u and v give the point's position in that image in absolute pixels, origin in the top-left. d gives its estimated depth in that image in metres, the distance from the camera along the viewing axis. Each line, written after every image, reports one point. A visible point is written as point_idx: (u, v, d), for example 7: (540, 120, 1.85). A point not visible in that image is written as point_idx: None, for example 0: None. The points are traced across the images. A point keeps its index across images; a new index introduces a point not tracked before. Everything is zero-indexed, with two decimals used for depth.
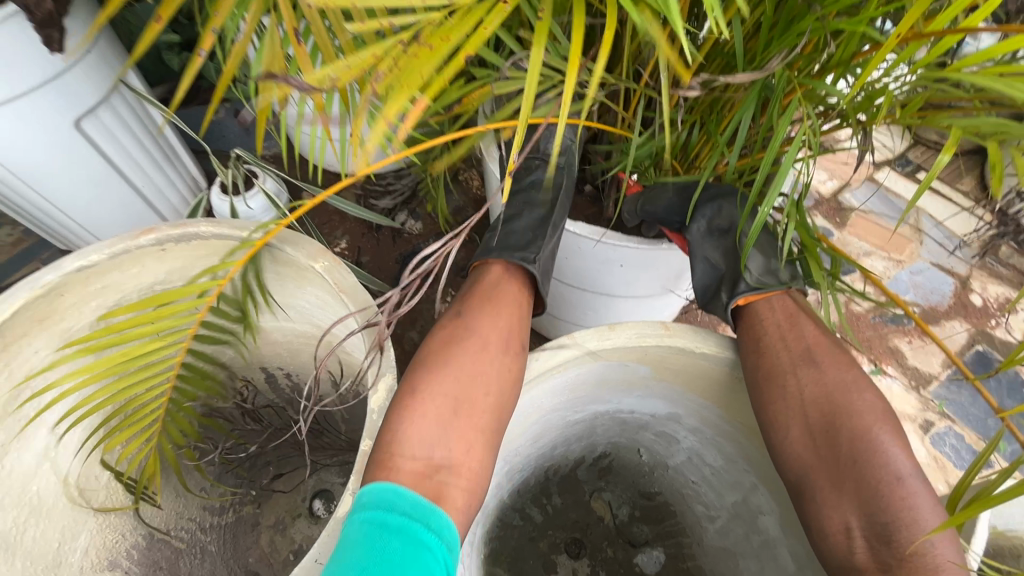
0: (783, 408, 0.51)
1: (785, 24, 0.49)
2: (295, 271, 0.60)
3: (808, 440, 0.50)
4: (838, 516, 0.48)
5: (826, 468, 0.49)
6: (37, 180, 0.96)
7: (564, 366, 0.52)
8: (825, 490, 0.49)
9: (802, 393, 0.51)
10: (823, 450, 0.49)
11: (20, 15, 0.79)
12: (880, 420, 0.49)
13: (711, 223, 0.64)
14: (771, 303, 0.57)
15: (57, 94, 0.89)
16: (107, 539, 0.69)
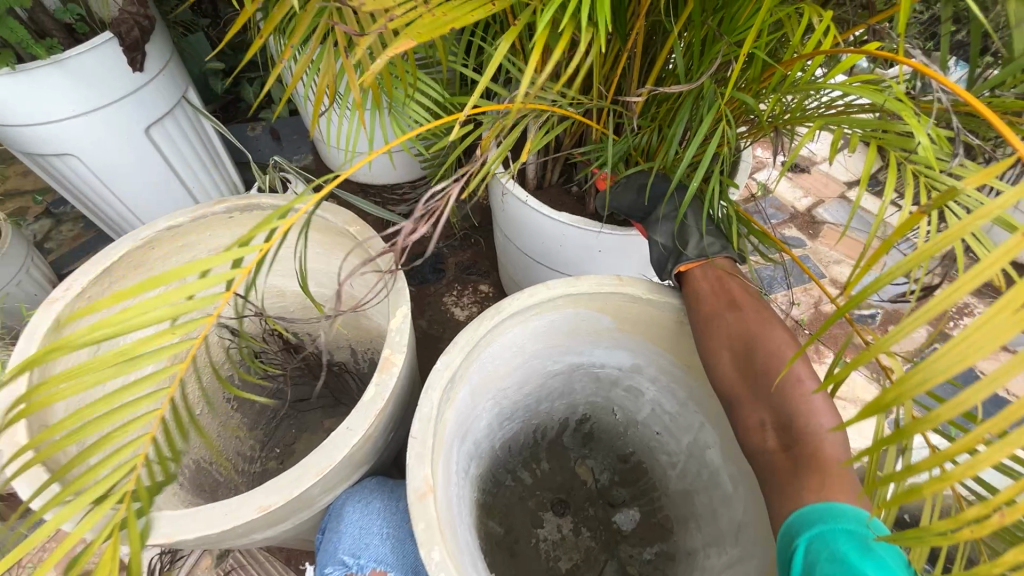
0: (716, 340, 0.64)
1: (708, 45, 0.64)
2: (332, 238, 0.75)
3: (734, 363, 0.63)
4: (755, 416, 0.61)
5: (749, 384, 0.62)
6: (110, 175, 1.14)
7: (542, 302, 0.66)
8: (748, 400, 0.62)
9: (731, 329, 0.64)
10: (746, 370, 0.62)
11: (114, 41, 0.98)
12: (788, 345, 0.62)
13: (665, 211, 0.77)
14: (707, 265, 0.71)
15: (134, 105, 1.08)
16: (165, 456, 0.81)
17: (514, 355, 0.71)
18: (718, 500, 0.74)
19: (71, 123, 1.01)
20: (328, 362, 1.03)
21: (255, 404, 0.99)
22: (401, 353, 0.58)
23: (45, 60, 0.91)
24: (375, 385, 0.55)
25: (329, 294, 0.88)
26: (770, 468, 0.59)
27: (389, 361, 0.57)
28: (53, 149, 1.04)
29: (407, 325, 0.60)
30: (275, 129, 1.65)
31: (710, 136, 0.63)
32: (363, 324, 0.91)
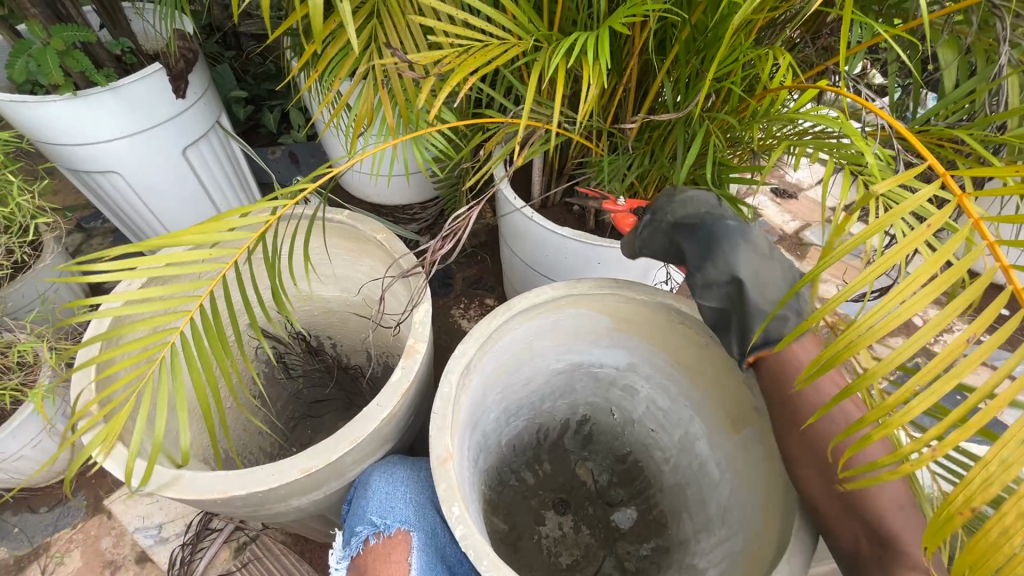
0: (798, 440, 0.59)
1: (692, 80, 0.74)
2: (358, 245, 0.84)
3: (820, 467, 0.57)
4: (848, 530, 0.53)
5: (835, 491, 0.55)
6: (148, 191, 1.23)
7: (545, 303, 0.74)
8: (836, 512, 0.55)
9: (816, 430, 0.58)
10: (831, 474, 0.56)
11: (161, 71, 1.08)
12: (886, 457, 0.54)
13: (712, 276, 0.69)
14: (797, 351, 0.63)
15: (176, 128, 1.18)
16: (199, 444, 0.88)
17: (519, 351, 0.79)
18: (708, 488, 0.80)
19: (118, 144, 1.11)
20: (346, 365, 1.09)
21: (278, 403, 1.07)
22: (423, 342, 0.66)
23: (101, 88, 1.02)
24: (402, 369, 0.64)
25: (351, 298, 0.96)
26: None
27: (413, 349, 0.65)
28: (99, 167, 1.14)
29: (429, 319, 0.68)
30: (295, 153, 1.76)
31: (693, 156, 0.71)
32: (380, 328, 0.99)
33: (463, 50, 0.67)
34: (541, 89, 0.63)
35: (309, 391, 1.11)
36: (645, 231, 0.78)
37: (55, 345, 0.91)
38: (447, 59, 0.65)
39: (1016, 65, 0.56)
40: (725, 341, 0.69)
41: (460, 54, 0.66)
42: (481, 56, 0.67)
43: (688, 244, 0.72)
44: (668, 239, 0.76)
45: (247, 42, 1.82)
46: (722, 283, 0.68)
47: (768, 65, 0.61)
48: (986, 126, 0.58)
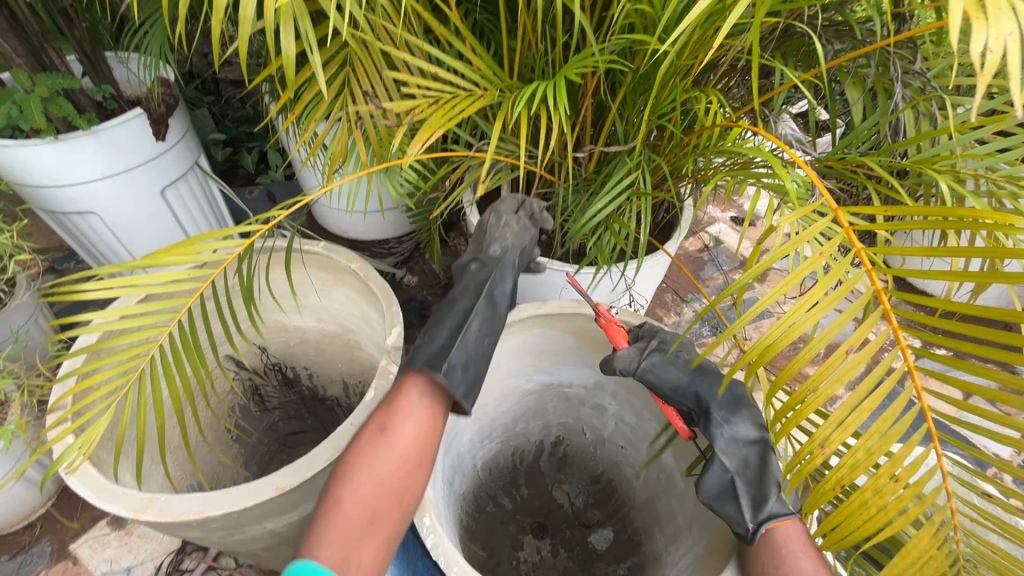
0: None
1: (639, 118, 0.81)
2: (334, 275, 0.88)
3: None
4: None
5: None
6: (126, 229, 1.26)
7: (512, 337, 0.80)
8: None
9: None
10: None
11: (144, 115, 1.13)
12: None
13: (735, 434, 0.69)
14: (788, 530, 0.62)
15: (155, 169, 1.21)
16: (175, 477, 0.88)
17: (488, 373, 0.82)
18: (675, 499, 0.83)
19: (98, 185, 1.14)
20: (322, 396, 1.10)
21: (253, 436, 1.06)
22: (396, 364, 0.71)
23: (84, 131, 1.05)
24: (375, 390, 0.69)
25: (327, 328, 0.99)
26: None
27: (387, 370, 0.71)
28: (77, 207, 1.17)
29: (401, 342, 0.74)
30: (272, 192, 1.81)
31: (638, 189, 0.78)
32: (356, 357, 1.01)
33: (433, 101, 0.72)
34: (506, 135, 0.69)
35: (286, 423, 1.09)
36: (661, 368, 0.73)
37: (27, 383, 0.91)
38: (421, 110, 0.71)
39: (909, 102, 0.65)
40: (735, 509, 0.64)
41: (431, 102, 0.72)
42: (450, 110, 0.72)
43: (716, 407, 0.70)
44: (688, 391, 0.73)
45: (226, 88, 1.89)
46: (746, 443, 0.68)
47: (701, 104, 0.68)
48: (891, 155, 0.66)
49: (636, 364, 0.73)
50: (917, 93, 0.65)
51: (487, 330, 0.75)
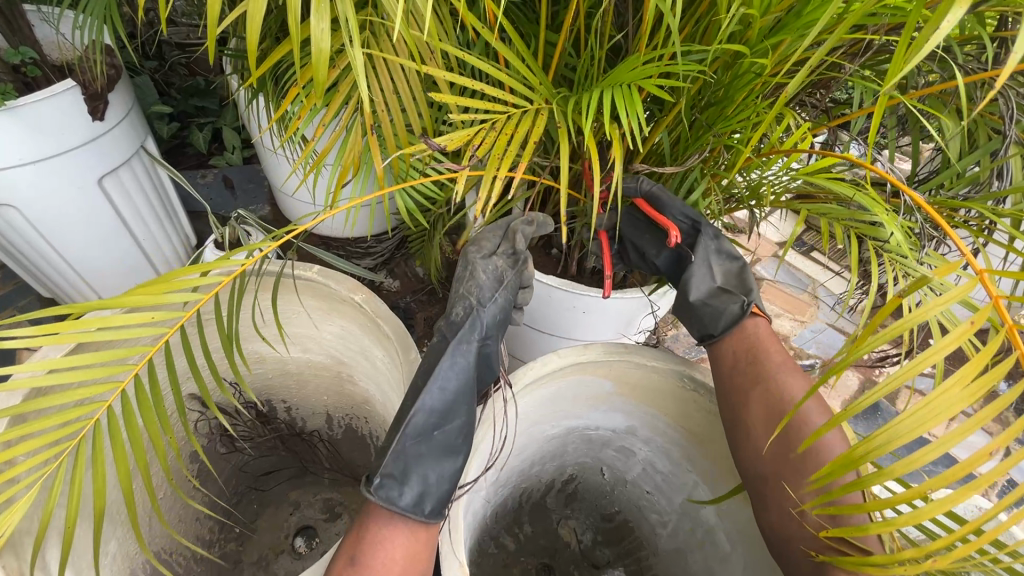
0: (727, 344, 0.70)
1: (693, 136, 0.72)
2: (329, 303, 0.73)
3: (734, 362, 0.68)
4: (744, 409, 0.64)
5: (733, 377, 0.67)
6: (56, 229, 1.04)
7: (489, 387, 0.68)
8: (733, 394, 0.66)
9: (745, 339, 0.69)
10: (743, 367, 0.67)
11: (76, 89, 0.91)
12: (795, 381, 0.64)
13: (720, 248, 0.73)
14: (756, 322, 0.70)
15: (91, 154, 1.00)
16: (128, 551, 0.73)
17: (519, 425, 0.72)
18: (715, 560, 0.76)
19: (16, 173, 0.92)
20: (300, 429, 0.97)
21: (218, 480, 0.91)
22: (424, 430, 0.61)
23: None
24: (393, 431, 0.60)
25: (314, 358, 0.85)
26: (758, 473, 0.62)
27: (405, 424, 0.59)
28: None
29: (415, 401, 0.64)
30: (229, 177, 1.59)
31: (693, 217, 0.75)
32: (347, 390, 0.88)
33: (491, 125, 0.60)
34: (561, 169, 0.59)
35: (258, 462, 0.97)
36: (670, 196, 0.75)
37: None
38: (476, 138, 0.59)
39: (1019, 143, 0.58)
40: (727, 297, 0.71)
41: (488, 121, 0.60)
42: (512, 130, 0.60)
43: (696, 221, 0.74)
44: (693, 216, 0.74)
45: (171, 52, 1.61)
46: (728, 253, 0.73)
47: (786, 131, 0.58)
48: (991, 200, 0.60)
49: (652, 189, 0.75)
50: (1023, 133, 0.59)
51: (439, 413, 0.60)
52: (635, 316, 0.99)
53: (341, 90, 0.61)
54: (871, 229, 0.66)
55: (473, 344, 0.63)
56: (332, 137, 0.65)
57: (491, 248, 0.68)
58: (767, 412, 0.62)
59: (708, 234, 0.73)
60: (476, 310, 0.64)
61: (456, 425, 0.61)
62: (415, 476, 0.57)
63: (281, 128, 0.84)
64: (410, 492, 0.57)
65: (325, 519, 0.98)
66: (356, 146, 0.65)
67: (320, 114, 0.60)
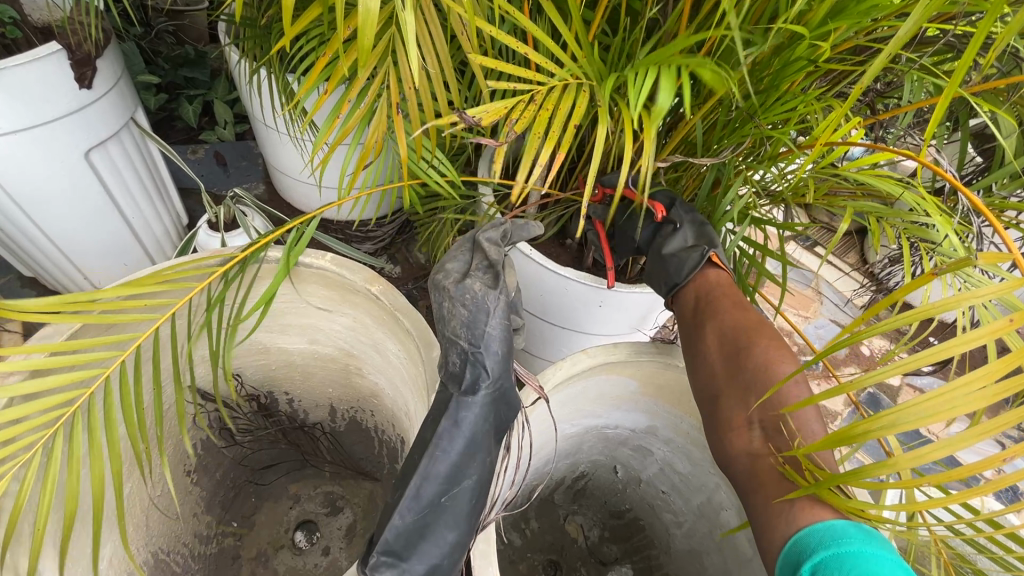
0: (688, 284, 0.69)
1: (731, 127, 0.68)
2: (342, 293, 0.69)
3: (694, 300, 0.66)
4: (700, 337, 0.62)
5: (692, 313, 0.65)
6: (40, 206, 0.98)
7: (509, 432, 0.60)
8: (690, 326, 0.64)
9: (705, 278, 0.67)
10: (701, 301, 0.65)
11: (62, 53, 0.84)
12: (753, 310, 0.62)
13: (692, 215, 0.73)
14: (720, 271, 0.68)
15: (76, 126, 0.92)
16: (126, 552, 0.70)
17: (541, 425, 0.69)
18: (734, 562, 0.75)
19: None
20: (302, 422, 0.92)
21: (216, 474, 0.87)
22: None
23: None
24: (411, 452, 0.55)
25: (321, 350, 0.81)
26: (713, 394, 0.59)
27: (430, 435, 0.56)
28: None
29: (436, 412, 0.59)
30: (220, 153, 1.51)
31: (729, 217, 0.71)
32: (354, 383, 0.84)
33: (528, 98, 0.56)
34: (602, 159, 0.56)
35: (258, 455, 0.92)
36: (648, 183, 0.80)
37: None
38: (515, 110, 0.55)
39: None
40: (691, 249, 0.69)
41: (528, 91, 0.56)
42: (551, 105, 0.56)
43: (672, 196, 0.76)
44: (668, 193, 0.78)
45: (158, 19, 1.51)
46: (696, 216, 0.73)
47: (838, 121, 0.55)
48: None
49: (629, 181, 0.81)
50: None
51: (448, 475, 0.54)
52: (652, 310, 0.95)
53: (372, 63, 0.55)
54: (924, 231, 0.63)
55: (480, 394, 0.55)
56: (357, 114, 0.61)
57: (460, 269, 0.58)
58: (720, 335, 0.60)
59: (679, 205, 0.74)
60: (472, 356, 0.55)
61: (466, 488, 0.55)
62: (417, 551, 0.53)
63: (291, 102, 0.79)
64: (413, 569, 0.52)
65: (326, 513, 0.95)
66: (380, 126, 0.61)
67: (347, 89, 0.56)
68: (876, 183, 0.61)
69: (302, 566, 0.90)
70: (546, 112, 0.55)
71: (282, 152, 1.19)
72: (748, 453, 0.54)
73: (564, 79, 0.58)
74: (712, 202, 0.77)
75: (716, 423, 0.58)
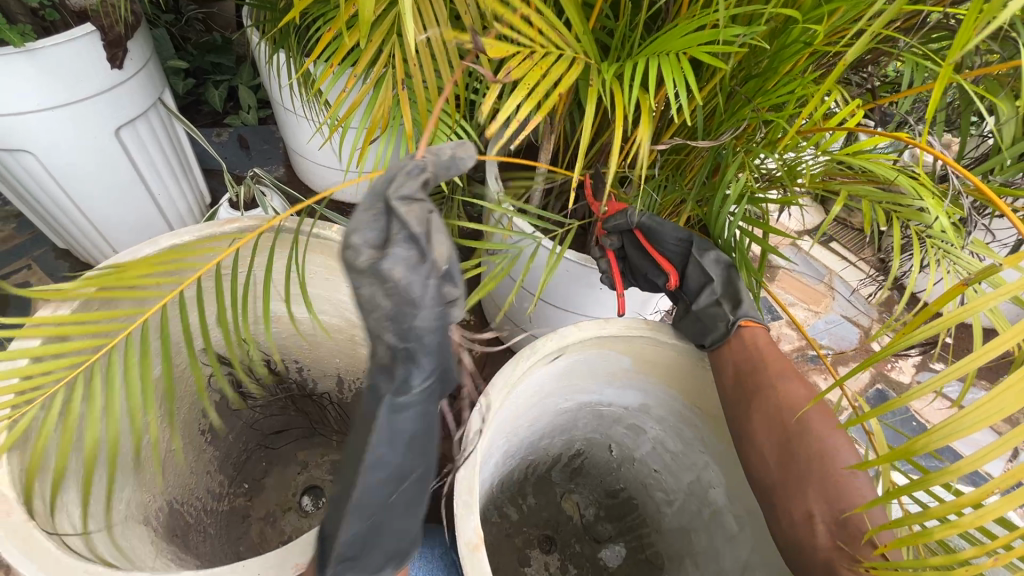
0: (721, 352, 0.69)
1: (730, 110, 0.69)
2: (348, 265, 0.73)
3: (731, 371, 0.67)
4: (750, 423, 0.64)
5: (732, 387, 0.66)
6: (73, 177, 1.03)
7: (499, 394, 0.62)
8: (734, 404, 0.66)
9: (740, 346, 0.68)
10: (740, 376, 0.66)
11: (95, 34, 0.89)
12: (796, 389, 0.64)
13: (711, 256, 0.73)
14: (753, 333, 0.68)
15: (106, 103, 0.97)
16: (143, 496, 0.74)
17: (534, 397, 0.71)
18: (720, 539, 0.77)
19: (31, 118, 0.91)
20: (311, 391, 0.97)
21: (229, 436, 0.92)
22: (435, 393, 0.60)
23: (16, 49, 0.82)
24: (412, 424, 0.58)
25: (329, 321, 0.85)
26: (770, 484, 0.63)
27: None
28: (6, 145, 0.93)
29: None
30: (243, 137, 1.57)
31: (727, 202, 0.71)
32: (360, 354, 0.87)
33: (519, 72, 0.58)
34: (598, 138, 0.57)
35: (269, 421, 0.97)
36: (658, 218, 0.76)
37: None
38: (512, 62, 0.55)
39: None
40: (718, 309, 0.70)
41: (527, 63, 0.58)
42: (536, 85, 0.58)
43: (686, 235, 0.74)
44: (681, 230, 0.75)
45: (188, 6, 1.57)
46: (717, 261, 0.73)
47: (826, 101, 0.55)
48: None
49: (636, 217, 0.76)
50: None
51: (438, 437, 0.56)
52: (653, 295, 0.97)
53: (375, 43, 0.58)
54: (919, 216, 0.63)
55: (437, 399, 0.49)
56: (361, 90, 0.63)
57: (374, 241, 0.41)
58: (773, 423, 0.63)
59: (698, 245, 0.74)
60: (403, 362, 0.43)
61: (413, 480, 0.49)
62: (379, 549, 0.50)
63: (304, 82, 0.82)
64: (374, 564, 0.51)
65: (332, 480, 1.00)
66: (384, 104, 0.63)
67: (353, 67, 0.59)
68: (871, 169, 0.61)
69: (307, 528, 0.94)
70: (538, 90, 0.57)
71: (299, 136, 1.24)
72: (818, 548, 0.57)
73: (560, 61, 0.59)
74: (710, 188, 0.77)
75: (774, 508, 0.62)
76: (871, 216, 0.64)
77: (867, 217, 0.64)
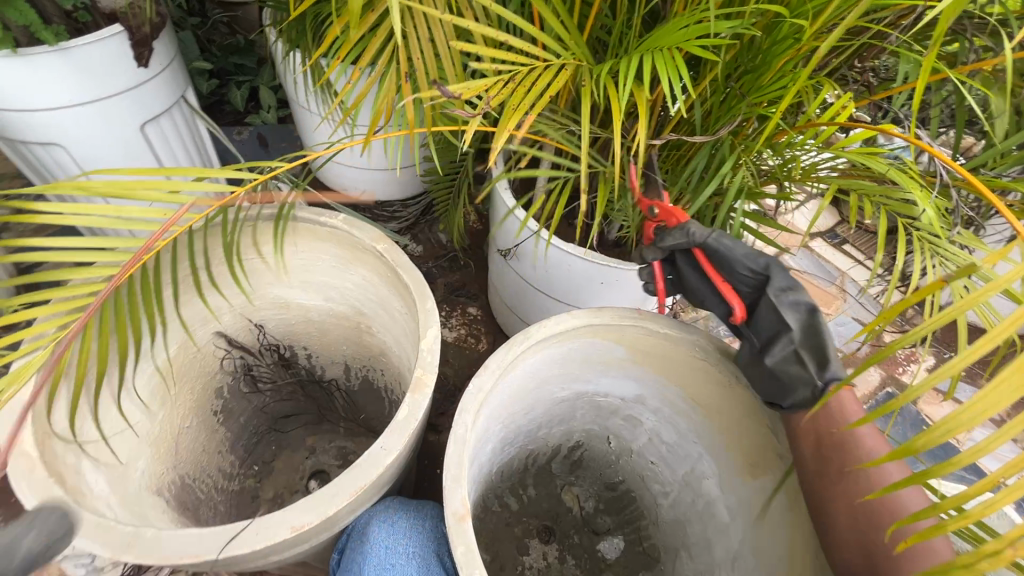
0: (801, 420, 0.64)
1: (725, 106, 0.70)
2: (353, 252, 0.76)
3: (813, 442, 0.62)
4: (833, 502, 0.59)
5: (813, 459, 0.62)
6: (100, 169, 1.09)
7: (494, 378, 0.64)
8: (814, 478, 0.61)
9: (826, 416, 0.62)
10: (823, 448, 0.61)
11: (123, 34, 0.94)
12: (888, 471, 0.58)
13: (795, 301, 0.65)
14: (844, 405, 0.63)
15: (133, 100, 1.03)
16: (157, 469, 0.78)
17: (529, 383, 0.73)
18: (713, 530, 0.77)
19: (63, 113, 0.96)
20: (319, 377, 1.00)
21: (241, 418, 0.95)
22: (431, 374, 0.62)
23: (50, 48, 0.87)
24: (407, 403, 0.60)
25: (336, 308, 0.88)
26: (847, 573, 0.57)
27: (421, 381, 0.61)
28: (39, 138, 0.99)
29: (432, 359, 0.63)
30: (263, 135, 1.62)
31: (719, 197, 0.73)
32: (365, 342, 0.90)
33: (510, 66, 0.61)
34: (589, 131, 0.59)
35: (278, 405, 1.01)
36: (730, 241, 0.68)
37: None
38: (496, 88, 0.59)
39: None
40: (800, 365, 0.62)
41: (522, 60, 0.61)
42: (533, 80, 0.62)
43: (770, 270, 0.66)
44: (759, 262, 0.67)
45: (213, 10, 1.63)
46: (805, 308, 0.64)
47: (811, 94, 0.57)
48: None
49: (708, 235, 0.68)
50: None
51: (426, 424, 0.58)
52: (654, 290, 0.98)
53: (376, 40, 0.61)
54: (911, 209, 0.64)
55: None
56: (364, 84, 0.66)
57: None
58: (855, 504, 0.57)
59: (778, 285, 0.65)
60: None
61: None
62: None
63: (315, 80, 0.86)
64: None
65: (337, 465, 1.03)
66: (387, 98, 0.66)
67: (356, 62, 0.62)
68: (863, 163, 0.62)
69: None
70: (532, 86, 0.60)
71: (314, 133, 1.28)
72: None
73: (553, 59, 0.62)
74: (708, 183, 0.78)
75: None
76: (862, 210, 0.65)
77: (856, 212, 0.65)
